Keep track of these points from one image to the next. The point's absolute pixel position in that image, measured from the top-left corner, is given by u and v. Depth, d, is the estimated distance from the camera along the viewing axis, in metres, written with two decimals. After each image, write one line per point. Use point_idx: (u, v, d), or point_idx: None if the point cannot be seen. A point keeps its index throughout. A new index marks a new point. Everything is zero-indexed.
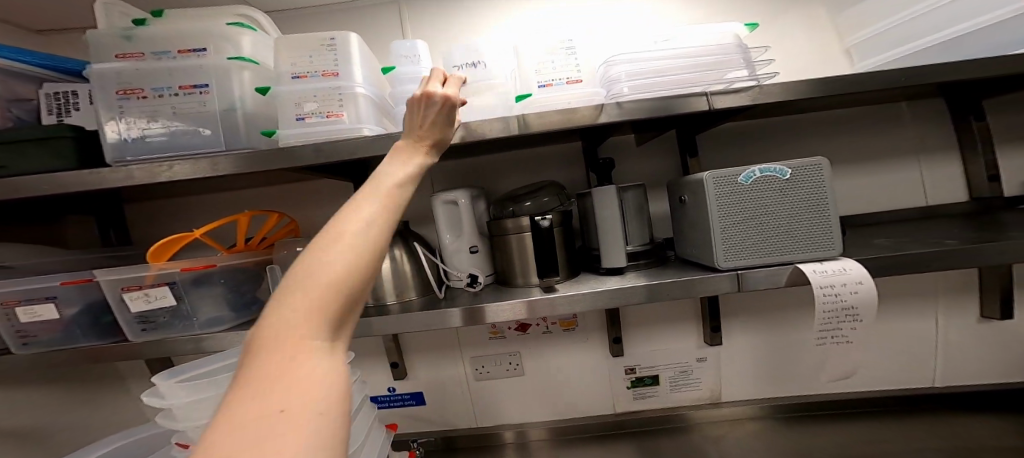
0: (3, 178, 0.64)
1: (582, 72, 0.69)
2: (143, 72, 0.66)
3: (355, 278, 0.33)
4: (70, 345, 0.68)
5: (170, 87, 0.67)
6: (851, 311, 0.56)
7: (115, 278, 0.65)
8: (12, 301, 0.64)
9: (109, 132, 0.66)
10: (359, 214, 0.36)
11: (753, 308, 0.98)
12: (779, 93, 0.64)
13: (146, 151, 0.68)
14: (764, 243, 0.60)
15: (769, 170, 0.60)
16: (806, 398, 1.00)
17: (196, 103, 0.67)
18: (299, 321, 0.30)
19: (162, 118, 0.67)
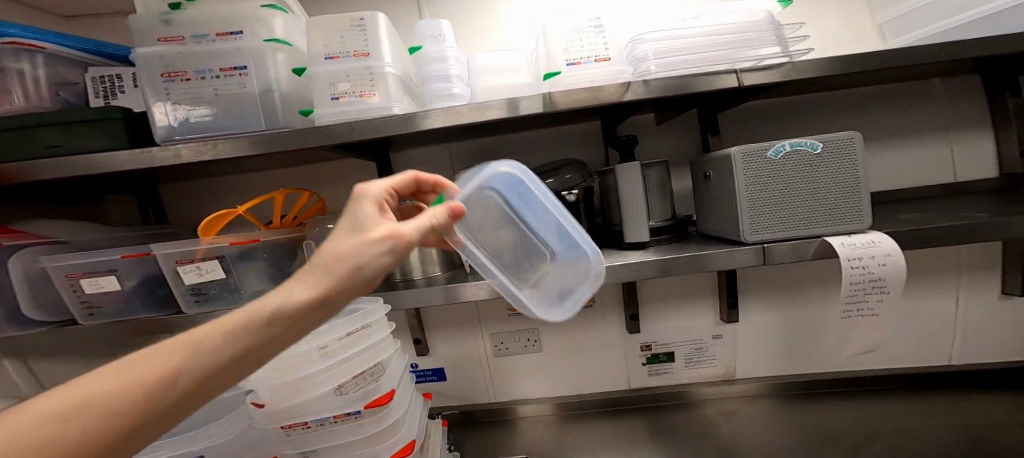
0: (61, 157, 0.67)
1: (610, 50, 0.69)
2: (184, 55, 0.68)
3: (62, 426, 0.34)
4: (131, 316, 0.73)
5: (211, 69, 0.69)
6: (879, 282, 0.58)
7: (173, 252, 0.69)
8: (77, 274, 0.69)
9: (157, 114, 0.69)
10: (160, 356, 0.38)
11: (771, 287, 0.99)
12: (812, 70, 0.63)
13: (192, 131, 0.71)
14: (794, 216, 0.62)
15: (799, 145, 0.61)
16: (821, 376, 1.02)
17: (236, 84, 0.70)
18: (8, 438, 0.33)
19: (205, 99, 0.70)
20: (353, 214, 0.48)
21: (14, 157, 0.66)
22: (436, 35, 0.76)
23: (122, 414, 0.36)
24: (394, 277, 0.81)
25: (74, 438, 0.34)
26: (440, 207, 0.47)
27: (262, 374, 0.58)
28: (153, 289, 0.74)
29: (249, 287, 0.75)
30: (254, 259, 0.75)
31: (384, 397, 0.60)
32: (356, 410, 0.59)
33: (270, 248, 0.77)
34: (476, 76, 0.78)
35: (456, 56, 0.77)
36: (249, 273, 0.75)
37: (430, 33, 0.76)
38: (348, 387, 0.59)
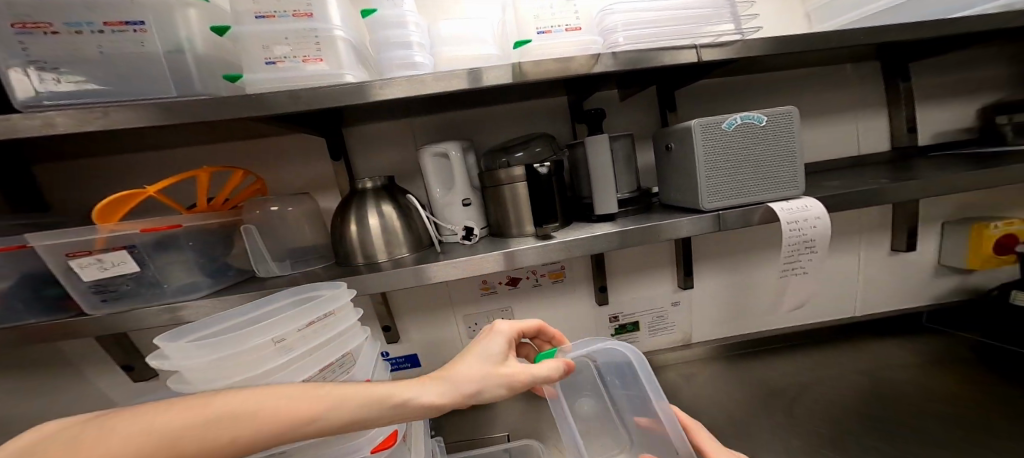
0: None
1: (580, 19, 0.69)
2: (50, 3, 0.56)
3: (230, 426, 0.42)
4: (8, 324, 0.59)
5: (91, 22, 0.57)
6: (809, 243, 0.66)
7: (57, 243, 0.56)
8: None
9: (13, 73, 0.56)
10: (323, 398, 0.46)
11: (719, 254, 1.08)
12: (759, 47, 0.68)
13: (70, 96, 0.58)
14: (743, 185, 0.67)
15: (748, 118, 0.66)
16: (760, 333, 1.15)
17: (129, 42, 0.58)
18: (192, 421, 0.41)
19: (86, 59, 0.58)
20: (487, 342, 0.58)
21: None
22: None
23: (252, 440, 0.43)
24: (355, 261, 0.75)
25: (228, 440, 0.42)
26: (555, 361, 0.55)
27: (207, 376, 0.49)
28: (42, 289, 0.60)
29: (174, 281, 0.64)
30: (176, 248, 0.64)
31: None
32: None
33: (195, 236, 0.67)
34: (439, 44, 0.74)
35: (417, 20, 0.72)
36: (173, 264, 0.64)
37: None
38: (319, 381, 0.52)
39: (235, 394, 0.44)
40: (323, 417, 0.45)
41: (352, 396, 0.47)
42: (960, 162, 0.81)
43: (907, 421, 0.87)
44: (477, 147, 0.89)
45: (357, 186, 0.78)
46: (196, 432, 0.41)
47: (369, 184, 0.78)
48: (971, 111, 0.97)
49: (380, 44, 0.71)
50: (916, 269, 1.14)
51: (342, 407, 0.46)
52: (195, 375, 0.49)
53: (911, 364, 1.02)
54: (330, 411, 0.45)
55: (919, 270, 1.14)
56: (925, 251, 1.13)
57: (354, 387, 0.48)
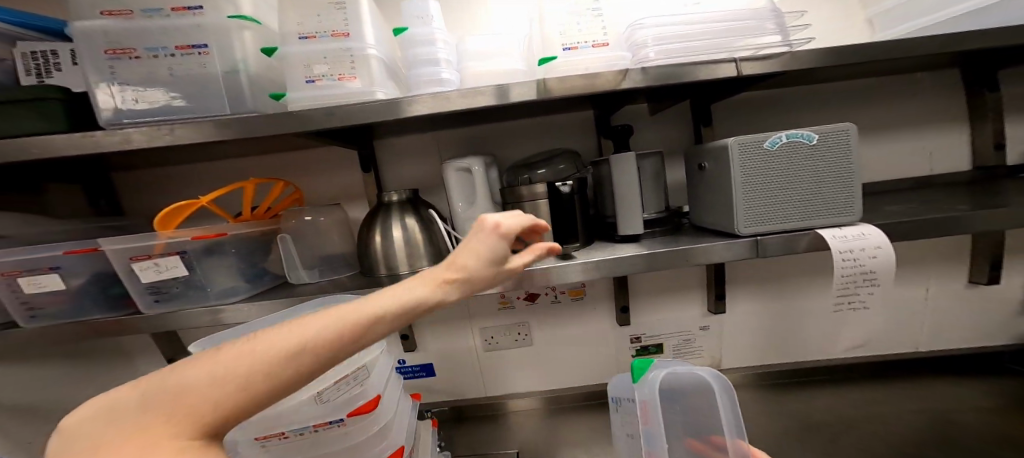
0: None
1: (608, 34, 0.66)
2: (133, 31, 0.61)
3: (267, 364, 0.38)
4: (79, 316, 0.67)
5: (166, 47, 0.61)
6: (870, 275, 0.56)
7: (123, 247, 0.62)
8: (14, 271, 0.62)
9: (100, 95, 0.61)
10: (342, 318, 0.42)
11: (757, 278, 1.00)
12: (807, 60, 0.63)
13: (144, 115, 0.63)
14: (788, 209, 0.59)
15: (796, 135, 0.58)
16: (803, 364, 1.05)
17: (195, 64, 0.62)
18: (225, 381, 0.37)
19: (160, 81, 0.62)
20: (475, 231, 0.48)
21: None
22: (424, 15, 0.71)
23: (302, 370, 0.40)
24: (379, 271, 0.79)
25: (273, 380, 0.38)
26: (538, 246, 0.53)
27: None
28: (107, 287, 0.68)
29: (217, 285, 0.69)
30: (220, 254, 0.69)
31: (368, 405, 0.57)
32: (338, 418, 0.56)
33: (239, 242, 0.72)
34: (466, 59, 0.74)
35: (445, 38, 0.73)
36: (218, 269, 0.69)
37: (417, 13, 0.71)
38: (330, 395, 0.55)
39: (260, 340, 0.40)
40: (363, 335, 0.43)
41: (377, 311, 0.43)
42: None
43: None
44: (500, 162, 0.90)
45: (384, 198, 0.81)
46: (235, 386, 0.37)
47: (395, 197, 0.81)
48: None
49: (409, 62, 0.73)
50: (997, 305, 0.99)
51: (376, 322, 0.43)
52: None
53: (987, 414, 0.89)
54: (366, 325, 0.43)
55: (1002, 306, 0.99)
56: (1011, 285, 0.98)
57: (366, 301, 0.44)
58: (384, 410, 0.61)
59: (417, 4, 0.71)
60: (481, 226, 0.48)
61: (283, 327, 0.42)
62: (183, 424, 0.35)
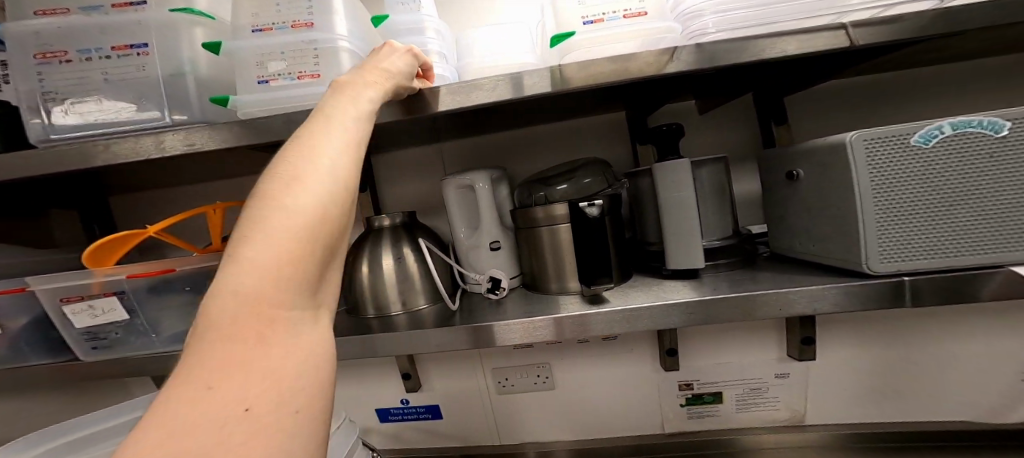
0: None
1: (645, 1, 0.49)
2: (64, 28, 0.47)
3: (308, 222, 0.26)
4: (21, 363, 0.55)
5: (100, 48, 0.48)
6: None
7: (55, 287, 0.49)
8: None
9: (28, 108, 0.48)
10: (326, 142, 0.30)
11: (854, 316, 0.77)
12: (971, 17, 0.42)
13: (81, 132, 0.49)
14: (952, 233, 0.37)
15: (966, 124, 0.36)
16: (919, 425, 0.79)
17: (134, 67, 0.48)
18: (272, 274, 0.23)
19: (93, 89, 0.48)
20: (379, 51, 0.44)
21: None
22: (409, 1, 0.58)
23: (343, 201, 0.29)
24: (367, 312, 0.64)
25: (322, 230, 0.26)
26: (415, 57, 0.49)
27: None
28: (48, 332, 0.55)
29: (166, 330, 0.54)
30: (170, 293, 0.53)
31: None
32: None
33: (194, 279, 0.53)
34: (467, 54, 0.61)
35: (437, 27, 0.59)
36: (167, 311, 0.54)
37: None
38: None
39: (299, 176, 0.27)
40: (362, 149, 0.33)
41: (361, 121, 0.35)
42: None
43: None
44: (513, 177, 0.74)
45: (373, 223, 0.67)
46: (293, 269, 0.24)
47: (387, 220, 0.67)
48: None
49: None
50: None
51: (362, 129, 0.35)
52: None
53: None
54: (361, 131, 0.35)
55: None
56: None
57: (315, 125, 0.32)
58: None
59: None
60: (387, 48, 0.46)
61: (276, 176, 0.27)
62: (292, 290, 0.24)
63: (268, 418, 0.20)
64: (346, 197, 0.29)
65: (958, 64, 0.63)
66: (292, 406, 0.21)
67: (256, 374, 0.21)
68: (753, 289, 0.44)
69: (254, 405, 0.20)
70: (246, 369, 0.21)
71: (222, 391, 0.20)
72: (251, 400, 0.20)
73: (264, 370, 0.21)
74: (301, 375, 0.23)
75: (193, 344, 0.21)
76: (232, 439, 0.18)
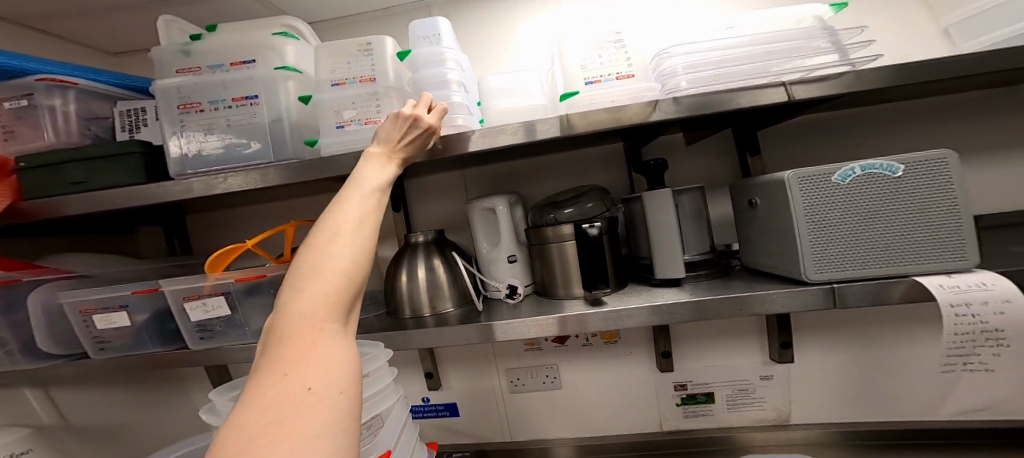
0: (83, 193, 0.62)
1: (633, 65, 0.63)
2: (197, 85, 0.62)
3: (340, 268, 0.36)
4: (141, 351, 0.69)
5: (224, 99, 0.62)
6: (998, 336, 0.43)
7: (179, 288, 0.64)
8: (91, 309, 0.65)
9: (171, 146, 0.63)
10: (348, 212, 0.41)
11: (825, 324, 0.87)
12: (876, 78, 0.55)
13: (205, 165, 0.63)
14: (868, 251, 0.49)
15: (873, 166, 0.48)
16: (891, 424, 0.88)
17: (247, 115, 0.63)
18: (316, 306, 0.34)
19: (218, 131, 0.63)
20: (402, 120, 0.51)
21: (45, 193, 0.63)
22: (430, 36, 0.68)
23: (364, 250, 0.40)
24: (404, 314, 0.76)
25: (350, 272, 0.37)
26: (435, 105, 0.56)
27: None
28: (164, 323, 0.70)
29: (256, 324, 0.67)
30: (260, 294, 0.67)
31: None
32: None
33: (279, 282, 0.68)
34: (489, 98, 0.74)
35: (455, 58, 0.68)
36: (257, 308, 0.67)
37: (423, 34, 0.67)
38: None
39: (331, 238, 0.38)
40: (378, 211, 0.44)
41: (377, 190, 0.46)
42: None
43: None
44: (526, 200, 0.87)
45: (410, 239, 0.80)
46: (330, 300, 0.35)
47: (421, 237, 0.80)
48: None
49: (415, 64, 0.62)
50: None
51: (382, 198, 0.47)
52: None
53: None
54: (378, 197, 0.46)
55: None
56: None
57: (342, 199, 0.43)
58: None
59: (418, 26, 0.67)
60: (410, 120, 0.52)
61: (314, 240, 0.38)
62: (329, 315, 0.34)
63: (322, 395, 0.30)
64: (366, 247, 0.40)
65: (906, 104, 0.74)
66: (338, 391, 0.31)
67: (312, 369, 0.31)
68: (736, 293, 0.55)
69: (312, 386, 0.30)
70: (304, 367, 0.31)
71: (290, 379, 0.30)
72: (312, 385, 0.30)
73: (317, 366, 0.31)
74: (343, 372, 0.32)
75: (266, 357, 0.32)
76: (298, 409, 0.28)
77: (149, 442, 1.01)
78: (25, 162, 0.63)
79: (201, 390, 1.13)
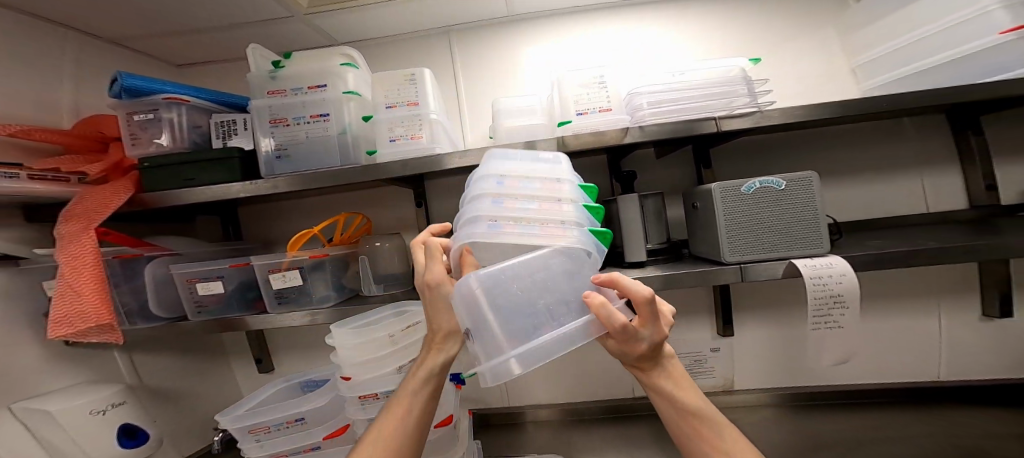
0: (194, 186, 0.91)
1: (611, 101, 0.84)
2: (287, 105, 0.88)
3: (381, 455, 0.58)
4: (227, 314, 0.96)
5: (304, 116, 0.89)
6: (839, 298, 0.71)
7: (266, 263, 0.90)
8: (194, 279, 0.92)
9: (263, 150, 0.90)
10: (396, 412, 0.61)
11: (761, 306, 1.10)
12: (778, 117, 0.77)
13: (287, 166, 0.91)
14: (763, 239, 0.75)
15: (767, 182, 0.75)
16: (812, 388, 1.12)
17: (321, 128, 0.89)
18: None
19: (298, 139, 0.90)
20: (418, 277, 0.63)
21: (171, 184, 0.91)
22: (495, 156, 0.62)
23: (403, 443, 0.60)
24: None
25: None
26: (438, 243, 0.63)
27: (351, 352, 0.70)
28: (246, 293, 0.98)
29: (318, 293, 0.95)
30: (322, 269, 0.96)
31: None
32: (318, 444, 0.73)
33: (334, 262, 0.99)
34: (501, 119, 0.94)
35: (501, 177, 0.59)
36: (319, 280, 0.96)
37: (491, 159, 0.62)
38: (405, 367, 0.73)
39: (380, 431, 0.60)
40: (415, 409, 0.61)
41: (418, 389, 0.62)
42: None
43: None
44: None
45: None
46: None
47: None
48: None
49: (502, 216, 0.57)
50: (1016, 337, 1.04)
51: (422, 394, 0.62)
52: (345, 350, 0.71)
53: (1006, 439, 0.92)
54: (419, 396, 0.62)
55: (1015, 339, 1.05)
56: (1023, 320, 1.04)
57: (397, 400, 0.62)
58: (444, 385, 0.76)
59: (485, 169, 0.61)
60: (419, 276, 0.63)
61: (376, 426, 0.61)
62: None
63: None
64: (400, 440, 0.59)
65: (825, 130, 0.95)
66: None
67: None
68: (701, 269, 0.77)
69: None
70: None
71: None
72: None
73: None
74: None
75: None
76: None
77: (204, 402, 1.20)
78: (147, 163, 0.91)
79: (241, 361, 1.32)
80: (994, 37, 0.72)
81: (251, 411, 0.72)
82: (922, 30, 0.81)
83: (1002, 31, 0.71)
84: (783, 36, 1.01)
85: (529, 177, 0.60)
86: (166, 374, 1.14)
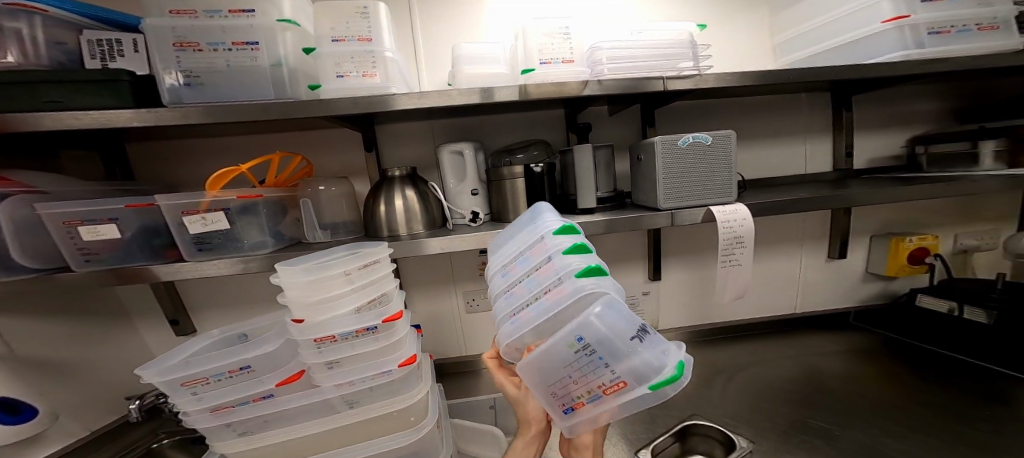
0: (62, 111, 0.72)
1: (574, 53, 0.88)
2: (199, 27, 0.75)
3: None
4: (126, 262, 0.82)
5: (224, 42, 0.76)
6: (739, 239, 0.86)
7: (180, 203, 0.79)
8: (77, 221, 0.77)
9: (166, 79, 0.76)
10: None
11: (682, 252, 1.28)
12: (714, 80, 0.86)
13: (199, 97, 0.78)
14: (690, 188, 0.87)
15: (697, 138, 0.87)
16: (715, 322, 1.35)
17: (247, 57, 0.78)
18: None
19: (217, 68, 0.77)
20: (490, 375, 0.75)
21: (24, 108, 0.71)
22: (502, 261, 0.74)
23: None
24: (382, 234, 0.94)
25: None
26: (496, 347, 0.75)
27: (300, 291, 0.70)
28: (152, 240, 0.84)
29: (250, 239, 0.86)
30: (255, 212, 0.86)
31: (394, 316, 0.72)
32: (269, 392, 0.69)
33: (269, 204, 0.89)
34: (460, 64, 0.91)
35: (507, 275, 0.69)
36: (252, 225, 0.87)
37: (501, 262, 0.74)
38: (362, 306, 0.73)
39: None
40: None
41: None
42: (880, 184, 1.01)
43: (821, 397, 1.07)
44: (484, 148, 1.08)
45: (387, 173, 0.96)
46: None
47: (396, 172, 0.95)
48: (900, 141, 1.16)
49: (514, 307, 0.63)
50: (849, 275, 1.38)
51: None
52: (299, 290, 0.70)
53: (833, 354, 1.24)
54: None
55: (848, 276, 1.38)
56: (854, 261, 1.37)
57: None
58: (404, 324, 0.77)
59: (498, 273, 0.72)
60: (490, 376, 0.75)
61: None
62: None
63: None
64: None
65: (740, 100, 1.10)
66: None
67: None
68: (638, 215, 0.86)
69: None
70: None
71: None
72: None
73: None
74: None
75: None
76: None
77: (106, 372, 1.04)
78: None
79: (146, 326, 1.14)
80: (878, 25, 0.91)
81: (184, 362, 0.66)
82: (832, 14, 0.98)
83: (884, 20, 0.90)
84: (723, 9, 1.12)
85: (523, 256, 0.69)
86: (47, 340, 0.93)
